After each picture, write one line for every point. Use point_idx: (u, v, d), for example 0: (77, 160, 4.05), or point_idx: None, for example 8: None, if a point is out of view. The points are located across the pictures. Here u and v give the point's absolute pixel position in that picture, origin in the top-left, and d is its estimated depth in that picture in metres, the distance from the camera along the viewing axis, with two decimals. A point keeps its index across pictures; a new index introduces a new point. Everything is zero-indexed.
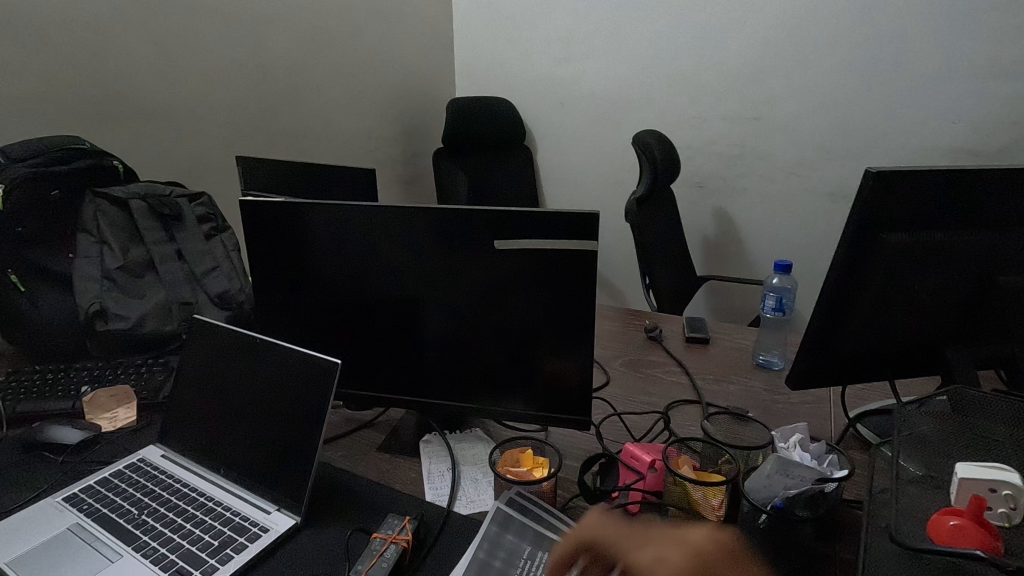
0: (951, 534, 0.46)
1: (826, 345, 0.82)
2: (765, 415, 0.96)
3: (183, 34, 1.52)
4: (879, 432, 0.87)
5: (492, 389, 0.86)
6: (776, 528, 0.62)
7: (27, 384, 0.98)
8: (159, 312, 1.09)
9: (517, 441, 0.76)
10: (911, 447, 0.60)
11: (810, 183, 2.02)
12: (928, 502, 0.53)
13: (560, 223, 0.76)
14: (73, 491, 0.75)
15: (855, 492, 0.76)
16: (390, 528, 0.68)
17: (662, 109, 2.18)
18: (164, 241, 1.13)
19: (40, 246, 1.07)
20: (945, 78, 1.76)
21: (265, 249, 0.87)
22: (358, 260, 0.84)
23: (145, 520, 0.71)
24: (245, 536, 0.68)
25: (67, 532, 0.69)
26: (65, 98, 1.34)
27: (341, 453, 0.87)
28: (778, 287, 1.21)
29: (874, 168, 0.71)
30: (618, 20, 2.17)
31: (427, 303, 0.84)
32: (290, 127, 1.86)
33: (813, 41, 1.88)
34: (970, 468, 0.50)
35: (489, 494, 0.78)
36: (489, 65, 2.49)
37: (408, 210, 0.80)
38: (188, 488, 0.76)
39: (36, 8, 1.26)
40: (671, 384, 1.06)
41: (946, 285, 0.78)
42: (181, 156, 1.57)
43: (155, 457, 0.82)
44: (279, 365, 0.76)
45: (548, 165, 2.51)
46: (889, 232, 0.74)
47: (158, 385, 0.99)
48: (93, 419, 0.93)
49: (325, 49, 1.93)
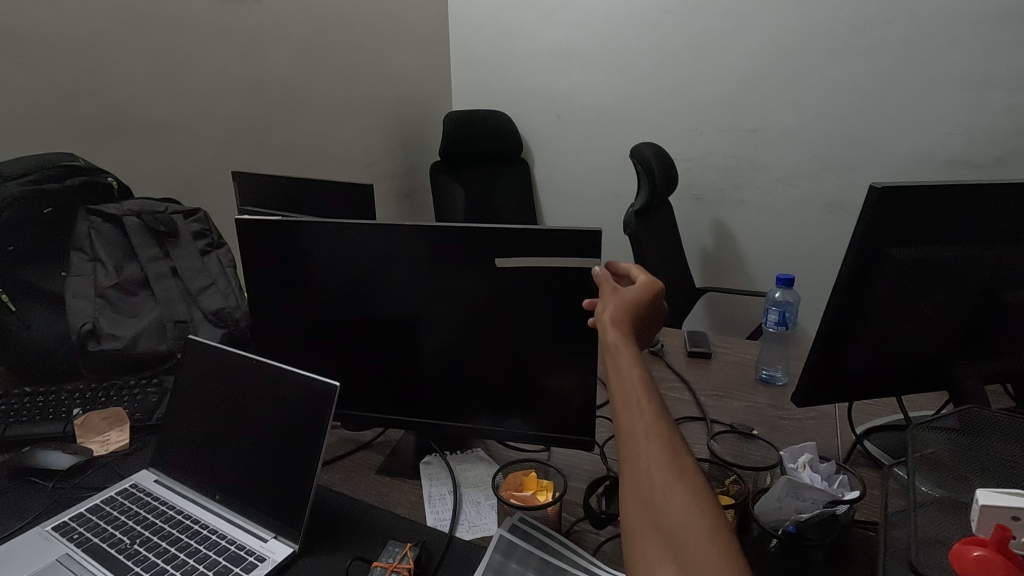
0: (975, 565, 0.43)
1: (832, 360, 0.81)
2: (770, 432, 0.95)
3: (181, 50, 1.52)
4: (887, 450, 0.86)
5: (494, 409, 0.84)
6: (788, 553, 0.61)
7: (19, 407, 0.95)
8: (153, 330, 1.07)
9: (520, 463, 0.74)
10: (928, 470, 0.58)
11: (806, 194, 2.03)
12: (948, 530, 0.51)
13: (560, 241, 0.74)
14: (63, 520, 0.73)
15: (866, 512, 0.74)
16: (390, 556, 0.66)
17: (658, 122, 2.19)
18: (158, 258, 1.12)
19: (32, 266, 1.05)
20: (939, 90, 1.77)
21: (262, 269, 0.86)
22: (357, 277, 0.83)
23: (137, 550, 0.68)
24: (241, 566, 0.66)
25: (57, 564, 0.67)
26: (60, 115, 1.32)
27: (339, 476, 0.85)
28: (781, 300, 1.20)
29: (880, 184, 0.70)
30: (614, 34, 2.18)
31: (426, 321, 0.83)
32: (288, 142, 1.86)
33: (808, 53, 1.89)
34: (992, 495, 0.47)
35: (492, 518, 0.76)
36: (486, 77, 2.50)
37: (406, 227, 0.79)
38: (181, 515, 0.74)
39: (34, 28, 1.25)
40: (674, 400, 1.05)
41: (952, 300, 0.77)
42: (177, 171, 1.56)
43: (148, 483, 0.80)
44: (275, 386, 0.75)
45: (545, 177, 2.51)
46: (895, 246, 0.73)
47: (152, 406, 0.97)
48: (84, 442, 0.90)
49: (321, 62, 1.94)
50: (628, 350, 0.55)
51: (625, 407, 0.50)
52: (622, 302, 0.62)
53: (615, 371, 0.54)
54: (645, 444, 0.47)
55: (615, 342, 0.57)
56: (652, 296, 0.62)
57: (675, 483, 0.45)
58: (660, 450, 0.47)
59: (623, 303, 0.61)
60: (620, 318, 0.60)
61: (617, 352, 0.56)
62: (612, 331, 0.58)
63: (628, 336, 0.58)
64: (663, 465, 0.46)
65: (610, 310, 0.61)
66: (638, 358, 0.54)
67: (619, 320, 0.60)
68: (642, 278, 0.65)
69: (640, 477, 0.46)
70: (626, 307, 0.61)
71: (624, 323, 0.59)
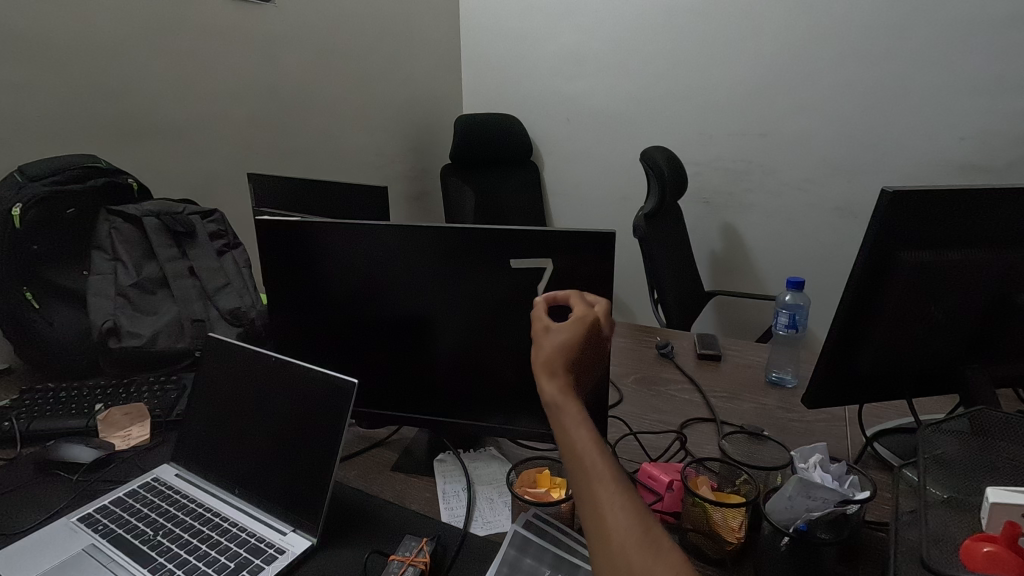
0: (986, 560, 0.44)
1: (843, 363, 0.82)
2: (781, 433, 0.96)
3: (199, 55, 1.54)
4: (897, 453, 0.86)
5: (506, 408, 0.85)
6: (798, 549, 0.62)
7: (42, 402, 0.98)
8: (171, 329, 1.10)
9: (533, 462, 0.76)
10: (938, 471, 0.59)
11: (816, 199, 2.03)
12: (956, 528, 0.52)
13: (572, 242, 0.76)
14: (87, 511, 0.75)
15: (877, 513, 0.75)
16: (407, 550, 0.67)
17: (668, 126, 2.20)
18: (176, 257, 1.15)
19: (54, 265, 1.08)
20: (950, 95, 1.77)
21: (279, 270, 0.88)
22: (373, 277, 0.85)
23: (160, 541, 0.70)
24: (261, 557, 0.68)
25: (83, 554, 0.69)
26: (85, 117, 1.35)
27: (354, 472, 0.87)
28: (790, 303, 1.21)
29: (891, 189, 0.71)
30: (625, 39, 2.20)
31: (439, 321, 0.84)
32: (301, 145, 1.88)
33: (818, 57, 1.90)
34: (1002, 492, 0.48)
35: (506, 515, 0.77)
36: (497, 81, 2.52)
37: (421, 229, 0.81)
38: (201, 508, 0.75)
39: (59, 33, 1.28)
40: (685, 401, 1.06)
41: (964, 303, 0.78)
42: (194, 172, 1.58)
43: (168, 477, 0.82)
44: (293, 383, 0.76)
45: (554, 180, 2.53)
46: (907, 250, 0.74)
47: (171, 402, 0.98)
48: (106, 437, 0.92)
49: (335, 66, 1.96)
50: (571, 407, 0.54)
51: (583, 478, 0.50)
52: (559, 341, 0.59)
53: (563, 435, 0.53)
54: (613, 521, 0.47)
55: (556, 395, 0.56)
56: (582, 324, 0.60)
57: (655, 559, 0.44)
58: (626, 521, 0.47)
59: (554, 343, 0.59)
60: (557, 361, 0.58)
61: (561, 409, 0.55)
62: (549, 380, 0.57)
63: (567, 383, 0.57)
64: (633, 536, 0.46)
65: (543, 353, 0.59)
66: (581, 415, 0.54)
67: (557, 366, 0.58)
68: (577, 309, 0.63)
69: (616, 559, 0.45)
70: (561, 345, 0.59)
71: (562, 368, 0.58)
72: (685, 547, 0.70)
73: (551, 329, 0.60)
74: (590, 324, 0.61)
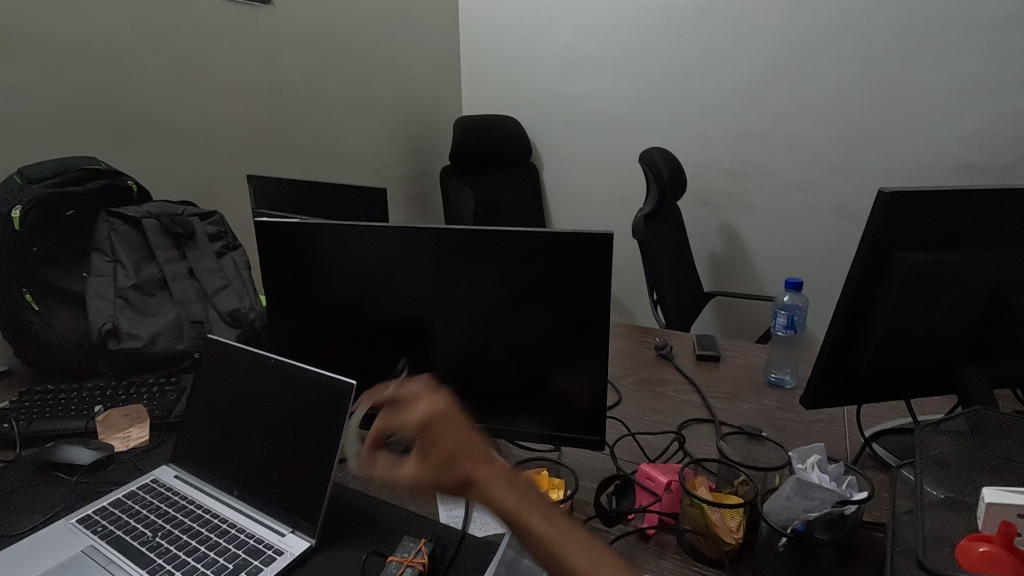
0: (980, 561, 0.44)
1: (842, 363, 0.82)
2: (780, 434, 0.96)
3: (199, 57, 1.55)
4: (895, 453, 0.86)
5: (505, 409, 0.85)
6: (796, 550, 0.62)
7: (42, 403, 0.98)
8: (171, 330, 1.10)
9: (532, 462, 0.76)
10: (935, 471, 0.59)
11: (815, 200, 2.03)
12: (953, 528, 0.52)
13: (569, 242, 0.76)
14: (87, 513, 0.75)
15: (875, 514, 0.75)
16: (406, 551, 0.68)
17: (668, 127, 2.20)
18: (176, 259, 1.15)
19: (55, 266, 1.08)
20: (948, 95, 1.77)
21: (278, 271, 0.88)
22: (372, 278, 0.85)
23: (159, 542, 0.70)
24: (260, 559, 0.68)
25: (82, 555, 0.69)
26: (85, 119, 1.35)
27: (353, 473, 0.87)
28: (789, 303, 1.21)
29: (889, 189, 0.71)
30: (624, 41, 2.20)
31: (438, 322, 0.84)
32: (301, 147, 1.89)
33: (817, 58, 1.90)
34: (998, 492, 0.48)
35: (504, 516, 0.77)
36: (496, 83, 2.52)
37: (420, 229, 0.81)
38: (200, 509, 0.75)
39: (60, 36, 1.28)
40: (684, 402, 1.06)
41: (962, 303, 0.78)
42: (193, 174, 1.58)
43: (167, 478, 0.82)
44: (291, 385, 0.76)
45: (554, 181, 2.53)
46: (904, 250, 0.74)
47: (170, 404, 0.99)
48: (106, 438, 0.92)
49: (334, 68, 1.97)
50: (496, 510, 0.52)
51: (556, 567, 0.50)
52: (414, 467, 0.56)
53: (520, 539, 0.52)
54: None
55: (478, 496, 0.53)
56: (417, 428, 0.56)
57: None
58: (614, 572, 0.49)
59: (410, 478, 0.55)
60: (429, 480, 0.55)
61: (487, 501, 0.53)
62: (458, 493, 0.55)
63: (463, 483, 0.54)
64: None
65: (409, 481, 0.56)
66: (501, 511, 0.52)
67: (438, 481, 0.55)
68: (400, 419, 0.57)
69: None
70: (420, 467, 0.55)
71: (439, 477, 0.55)
72: (684, 548, 0.70)
73: (401, 470, 0.56)
74: (421, 424, 0.56)
